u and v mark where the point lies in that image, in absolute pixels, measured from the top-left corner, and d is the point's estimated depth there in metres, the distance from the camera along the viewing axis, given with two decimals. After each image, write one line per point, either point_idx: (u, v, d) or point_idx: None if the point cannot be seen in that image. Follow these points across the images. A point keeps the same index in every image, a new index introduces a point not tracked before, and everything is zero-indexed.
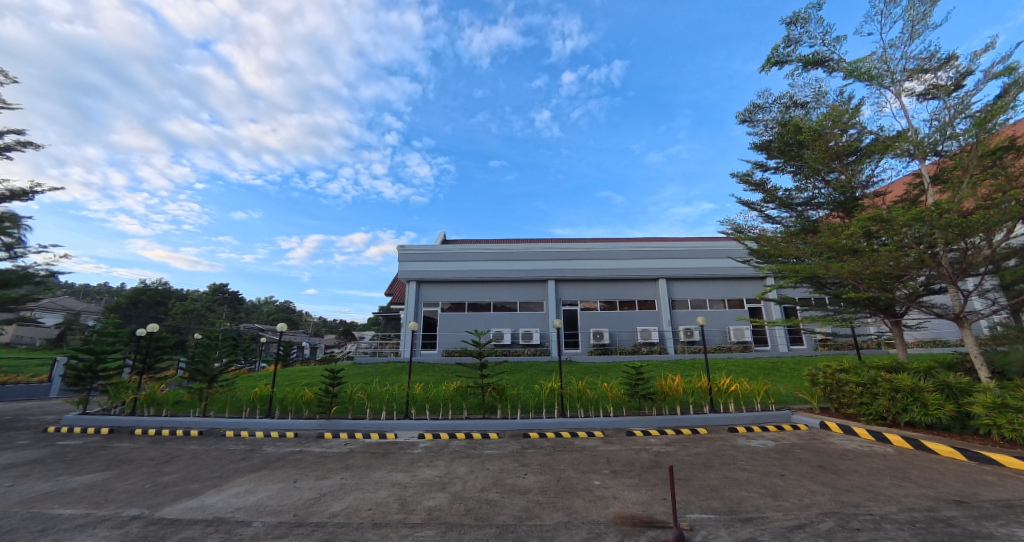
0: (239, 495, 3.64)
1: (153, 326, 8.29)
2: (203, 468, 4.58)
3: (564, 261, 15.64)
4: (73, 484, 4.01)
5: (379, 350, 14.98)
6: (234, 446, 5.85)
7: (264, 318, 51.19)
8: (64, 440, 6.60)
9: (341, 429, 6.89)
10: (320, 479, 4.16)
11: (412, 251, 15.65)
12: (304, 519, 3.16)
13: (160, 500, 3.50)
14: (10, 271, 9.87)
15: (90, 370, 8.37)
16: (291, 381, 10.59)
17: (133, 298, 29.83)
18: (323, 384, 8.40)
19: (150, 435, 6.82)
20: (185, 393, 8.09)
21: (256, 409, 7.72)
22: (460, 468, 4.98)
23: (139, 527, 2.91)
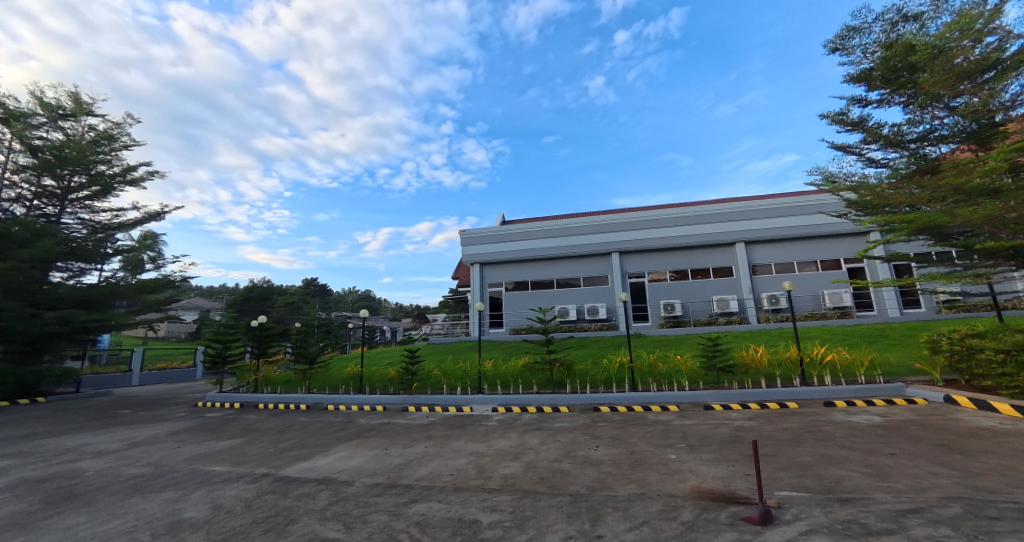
0: (342, 459, 4.19)
1: (264, 318, 9.65)
2: (311, 437, 5.33)
3: (626, 232, 15.00)
4: (219, 447, 4.95)
5: (451, 331, 15.87)
6: (334, 418, 6.70)
7: (349, 306, 57.16)
8: (209, 413, 8.11)
9: (422, 403, 7.51)
10: (407, 447, 4.61)
11: (474, 235, 16.12)
12: (396, 481, 3.55)
13: (281, 462, 4.16)
14: (157, 279, 12.15)
15: (221, 355, 10.00)
16: (376, 361, 11.78)
17: (246, 294, 35.05)
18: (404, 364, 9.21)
19: (269, 409, 8.09)
20: (292, 373, 9.46)
21: (350, 387, 8.75)
22: (532, 439, 5.18)
23: (268, 483, 3.51)
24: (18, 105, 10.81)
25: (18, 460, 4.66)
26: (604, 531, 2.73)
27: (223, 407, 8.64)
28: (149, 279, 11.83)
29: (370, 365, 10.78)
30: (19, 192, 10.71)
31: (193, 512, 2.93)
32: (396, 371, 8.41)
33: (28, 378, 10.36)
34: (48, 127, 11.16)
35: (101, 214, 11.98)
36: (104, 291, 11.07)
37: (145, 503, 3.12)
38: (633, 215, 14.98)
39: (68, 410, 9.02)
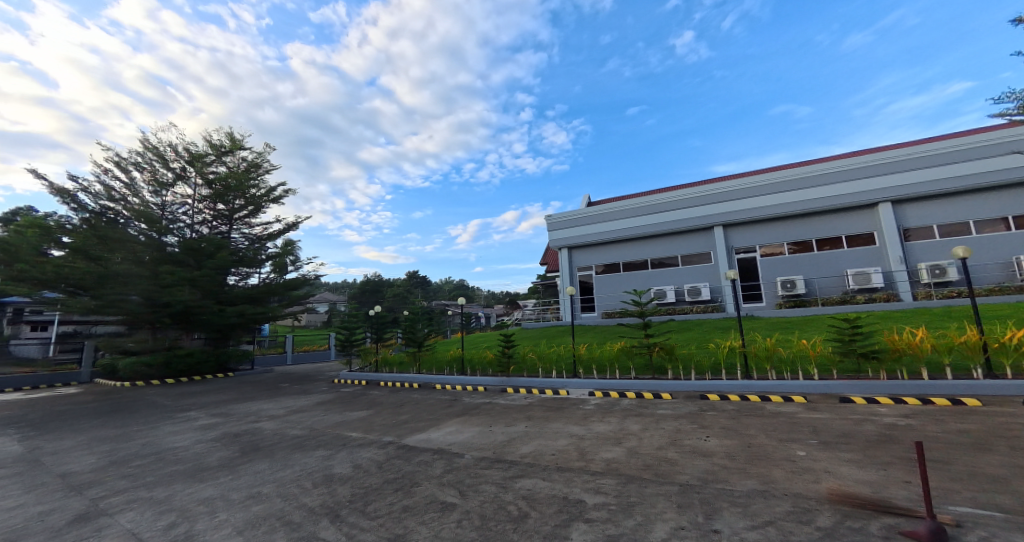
0: (452, 433, 4.57)
1: (379, 308, 10.98)
2: (424, 412, 5.93)
3: (730, 203, 13.31)
4: (354, 417, 5.82)
5: (542, 316, 16.12)
6: (442, 396, 7.36)
7: (446, 296, 62.13)
8: (345, 388, 9.60)
9: (519, 385, 7.79)
10: (509, 426, 4.83)
11: (559, 219, 16.01)
12: (501, 457, 3.74)
13: (403, 432, 4.71)
14: (298, 278, 14.69)
15: (348, 340, 11.72)
16: (475, 345, 12.55)
17: (363, 288, 40.52)
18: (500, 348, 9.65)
19: (390, 386, 9.25)
20: (405, 356, 10.63)
21: (453, 368, 9.51)
22: (633, 425, 4.99)
23: (393, 449, 4.01)
24: (197, 149, 13.86)
25: (223, 418, 6.12)
26: (721, 527, 2.49)
27: (354, 383, 10.13)
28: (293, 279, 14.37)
29: (470, 349, 11.55)
30: (204, 216, 13.80)
31: (340, 468, 3.49)
32: (493, 354, 8.86)
33: (222, 358, 13.52)
34: (217, 162, 14.11)
35: (256, 228, 14.86)
36: (262, 289, 13.78)
37: (306, 458, 3.82)
38: (737, 182, 13.24)
39: (248, 383, 11.52)
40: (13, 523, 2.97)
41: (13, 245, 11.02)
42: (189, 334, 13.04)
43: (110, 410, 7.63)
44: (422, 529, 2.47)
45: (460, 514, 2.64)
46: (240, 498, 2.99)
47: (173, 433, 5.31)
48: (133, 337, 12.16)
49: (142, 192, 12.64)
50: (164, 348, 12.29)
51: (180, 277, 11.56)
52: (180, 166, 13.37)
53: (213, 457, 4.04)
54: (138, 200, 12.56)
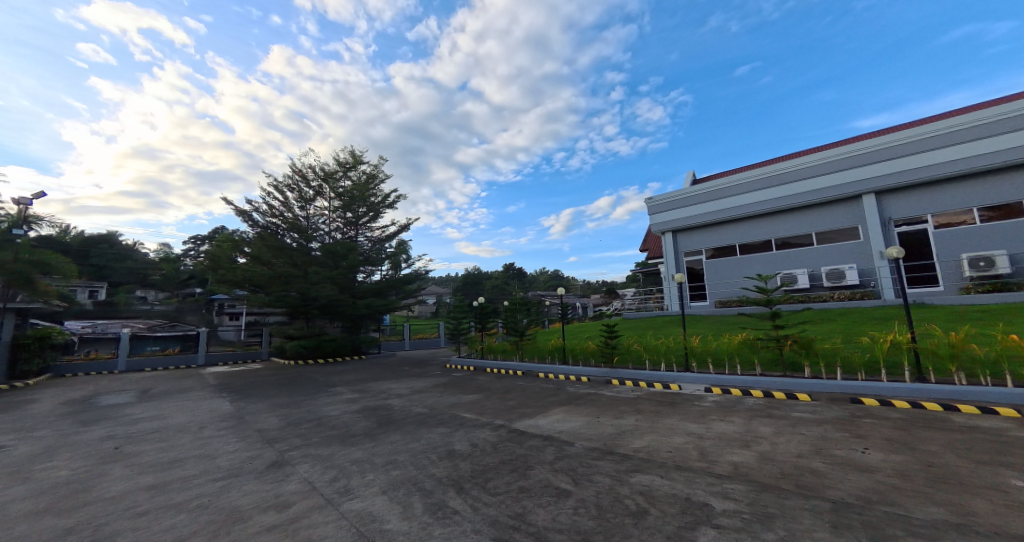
0: (560, 421, 4.60)
1: (483, 299, 11.70)
2: (530, 399, 6.11)
3: (887, 161, 10.64)
4: (466, 400, 6.28)
5: (643, 306, 15.25)
6: (546, 385, 7.50)
7: (541, 286, 63.06)
8: (456, 372, 10.47)
9: (625, 377, 7.50)
10: (618, 418, 4.66)
11: (660, 202, 14.89)
12: (613, 449, 3.62)
13: (512, 416, 4.91)
14: (411, 274, 16.49)
15: (456, 329, 12.73)
16: (576, 335, 12.46)
17: (465, 281, 43.60)
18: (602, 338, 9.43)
19: (496, 373, 9.78)
20: (508, 344, 11.12)
21: (555, 358, 9.64)
22: (764, 427, 4.37)
23: (505, 432, 4.20)
24: (329, 168, 16.38)
25: (363, 394, 7.20)
26: None
27: (464, 369, 10.97)
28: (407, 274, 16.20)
29: (570, 339, 11.53)
30: (337, 224, 16.28)
31: (459, 445, 3.78)
32: (595, 345, 8.70)
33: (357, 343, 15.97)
34: (343, 177, 16.47)
35: (376, 231, 17.05)
36: (384, 284, 15.83)
37: (430, 433, 4.25)
38: (895, 135, 10.52)
39: (377, 365, 13.34)
40: (234, 463, 3.94)
41: (219, 257, 14.74)
42: (332, 323, 15.67)
43: (284, 383, 9.60)
44: (540, 511, 2.53)
45: (576, 502, 2.62)
46: (381, 463, 3.46)
47: (328, 404, 6.42)
48: (294, 325, 15.11)
49: (293, 208, 15.53)
50: (315, 334, 14.97)
51: (323, 275, 13.94)
52: (317, 184, 15.98)
53: (358, 426, 4.77)
54: (291, 215, 15.49)
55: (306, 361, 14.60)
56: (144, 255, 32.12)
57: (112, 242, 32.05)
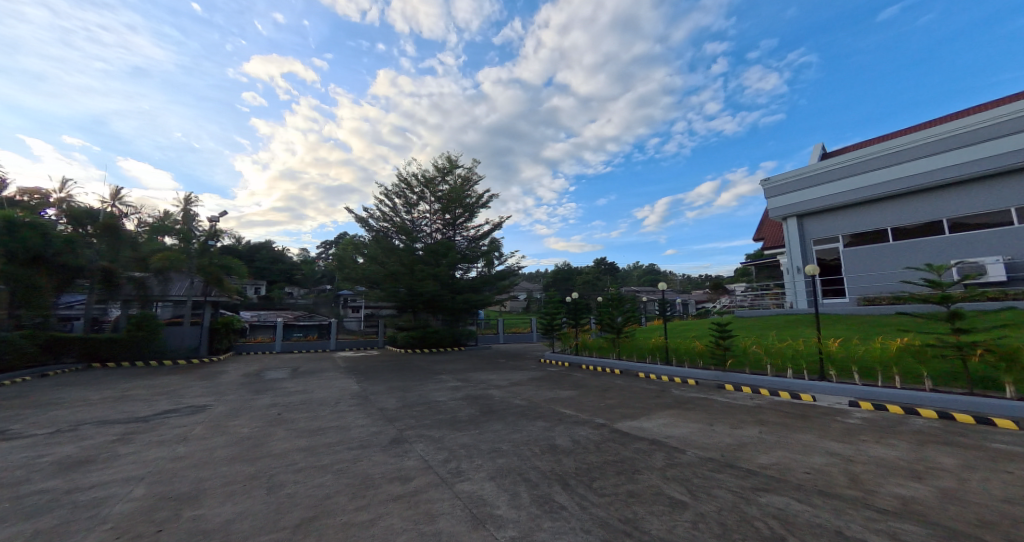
0: (667, 425, 4.29)
1: (577, 294, 11.59)
2: (632, 399, 5.84)
3: (1012, 136, 8.82)
4: (563, 395, 6.28)
5: (757, 303, 13.43)
6: (648, 386, 7.10)
7: (634, 281, 59.77)
8: (552, 367, 10.56)
9: (741, 383, 6.69)
10: (737, 428, 4.15)
11: (779, 182, 12.84)
12: (733, 463, 3.23)
13: (613, 416, 4.74)
14: (504, 270, 17.20)
15: (550, 324, 12.80)
16: (678, 334, 11.54)
17: (556, 276, 43.62)
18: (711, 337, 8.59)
19: (592, 370, 9.60)
20: (604, 341, 10.85)
21: (656, 357, 9.08)
22: (945, 458, 3.44)
23: (607, 432, 4.07)
24: (429, 174, 17.85)
25: (465, 383, 7.71)
26: None
27: (558, 364, 11.05)
28: (501, 271, 16.93)
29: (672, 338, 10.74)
30: (438, 226, 17.70)
31: (561, 441, 3.78)
32: (704, 345, 7.94)
33: (457, 335, 17.22)
34: (442, 182, 17.79)
35: (471, 231, 18.11)
36: (480, 280, 16.84)
37: (531, 426, 4.34)
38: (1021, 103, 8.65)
39: (476, 356, 14.20)
40: (363, 436, 4.54)
41: (344, 258, 17.21)
42: (435, 316, 17.15)
43: (398, 368, 10.82)
44: (653, 520, 2.36)
45: (694, 516, 2.39)
46: (487, 450, 3.64)
47: (436, 389, 7.03)
48: (404, 318, 16.93)
49: (401, 213, 17.35)
50: (421, 326, 16.56)
51: (427, 273, 15.35)
52: (420, 190, 17.55)
53: (463, 412, 5.11)
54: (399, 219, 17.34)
55: (415, 350, 16.25)
56: (292, 260, 39.34)
57: (270, 248, 39.83)
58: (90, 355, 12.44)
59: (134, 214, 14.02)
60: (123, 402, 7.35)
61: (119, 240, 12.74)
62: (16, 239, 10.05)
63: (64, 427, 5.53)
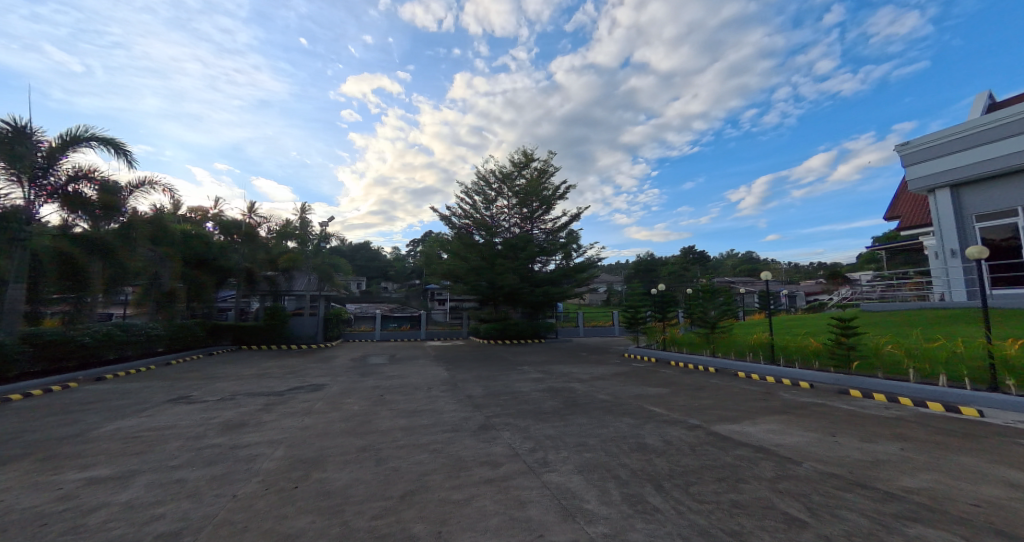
0: (776, 432, 3.82)
1: (663, 286, 10.90)
2: (731, 401, 5.33)
3: None
4: (651, 392, 5.99)
5: (892, 294, 11.19)
6: (751, 387, 6.40)
7: (729, 271, 53.89)
8: (637, 363, 10.12)
9: (872, 389, 5.64)
10: (869, 442, 3.53)
11: (923, 144, 10.29)
12: (865, 482, 2.75)
13: (709, 418, 4.38)
14: (584, 262, 17.11)
15: (633, 318, 12.28)
16: (786, 330, 10.16)
17: (637, 268, 41.38)
18: (831, 335, 7.41)
19: (682, 367, 8.98)
20: (695, 336, 10.07)
21: (759, 356, 8.14)
22: None
23: (703, 434, 3.78)
24: (506, 170, 18.24)
25: (547, 375, 7.79)
26: None
27: (644, 359, 10.56)
28: (581, 263, 16.86)
29: (779, 334, 9.50)
30: (516, 220, 18.03)
31: (651, 440, 3.61)
32: (821, 344, 6.88)
33: (536, 327, 17.50)
34: (518, 176, 18.07)
35: (548, 223, 18.22)
36: (559, 273, 16.88)
37: (618, 422, 4.23)
38: None
39: (557, 349, 14.25)
40: (454, 420, 4.88)
41: (430, 255, 18.50)
42: (515, 309, 17.64)
43: (482, 358, 11.38)
44: (763, 535, 2.13)
45: (816, 537, 2.10)
46: (573, 443, 3.65)
47: (519, 380, 7.23)
48: (485, 310, 17.70)
49: (480, 209, 18.02)
50: (502, 318, 17.18)
51: (507, 267, 15.87)
52: (497, 186, 18.03)
53: (547, 404, 5.18)
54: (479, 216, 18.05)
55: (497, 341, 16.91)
56: (386, 258, 43.66)
57: (368, 248, 44.76)
58: (241, 338, 15.49)
59: (265, 224, 16.45)
60: (264, 378, 8.95)
61: (255, 245, 15.46)
62: (189, 247, 12.93)
63: (226, 396, 6.95)
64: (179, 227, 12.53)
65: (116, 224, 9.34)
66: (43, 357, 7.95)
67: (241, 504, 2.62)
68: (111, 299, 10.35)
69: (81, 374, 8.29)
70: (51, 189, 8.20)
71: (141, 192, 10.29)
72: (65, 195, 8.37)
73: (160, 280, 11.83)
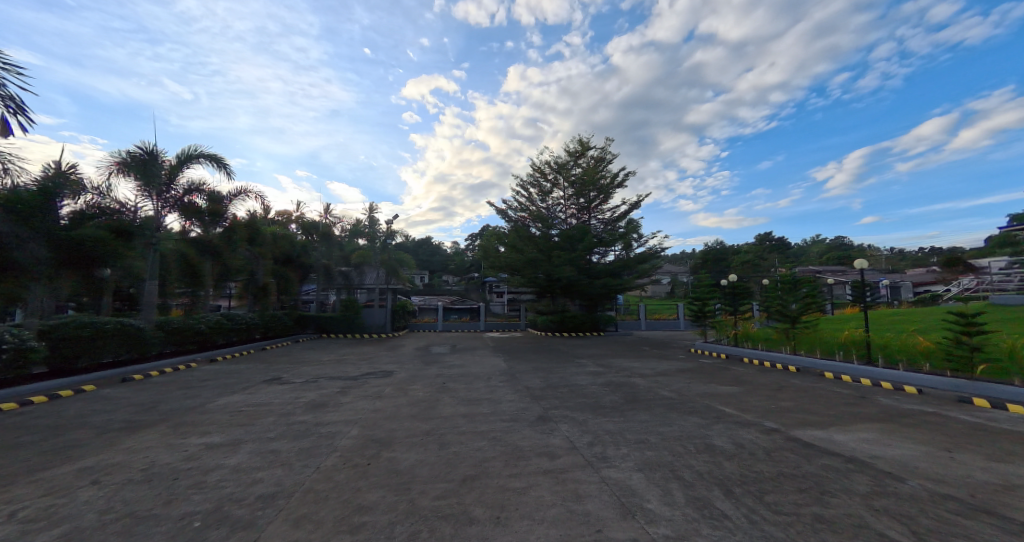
0: (873, 443, 3.35)
1: (734, 276, 10.06)
2: (816, 404, 4.77)
3: None
4: (721, 391, 5.58)
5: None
6: (841, 389, 5.67)
7: (815, 260, 47.84)
8: (704, 359, 9.47)
9: (1004, 398, 4.69)
10: (1001, 462, 2.94)
11: None
12: (993, 508, 2.31)
13: (789, 422, 3.97)
14: (646, 252, 16.44)
15: (701, 311, 11.53)
16: (888, 326, 8.83)
17: (704, 257, 38.47)
18: (948, 332, 6.28)
19: (757, 365, 8.23)
20: (773, 331, 9.16)
21: (853, 355, 7.18)
22: None
23: (782, 439, 3.44)
24: (562, 160, 17.94)
25: (606, 369, 7.61)
26: None
27: (713, 355, 9.91)
28: (643, 253, 16.25)
29: (878, 330, 8.28)
30: (572, 211, 17.78)
31: (720, 442, 3.37)
32: (934, 343, 5.88)
33: (594, 320, 17.16)
34: (574, 166, 17.71)
35: (607, 213, 17.73)
36: (619, 264, 16.42)
37: (683, 421, 4.00)
38: None
39: (616, 342, 13.86)
40: (512, 410, 4.98)
41: (487, 248, 18.91)
42: (573, 301, 17.47)
43: (540, 351, 11.45)
44: None
45: None
46: (633, 439, 3.53)
47: (577, 373, 7.17)
48: (542, 302, 17.75)
49: (536, 201, 17.97)
50: (559, 310, 17.12)
51: (564, 259, 15.75)
52: (553, 176, 17.83)
53: (606, 398, 5.07)
54: (534, 208, 18.03)
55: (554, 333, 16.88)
56: (446, 252, 45.53)
57: (429, 243, 47.11)
58: (321, 328, 17.21)
59: (339, 223, 18.16)
60: (342, 364, 9.89)
61: (332, 243, 17.00)
62: (279, 246, 14.59)
63: (310, 378, 7.80)
64: (270, 229, 14.13)
65: (221, 229, 10.82)
66: (172, 340, 9.57)
67: (324, 475, 2.94)
68: (219, 293, 12.09)
69: (200, 356, 9.85)
70: (172, 201, 9.48)
71: (238, 200, 11.80)
72: (184, 207, 9.71)
73: (256, 277, 13.44)
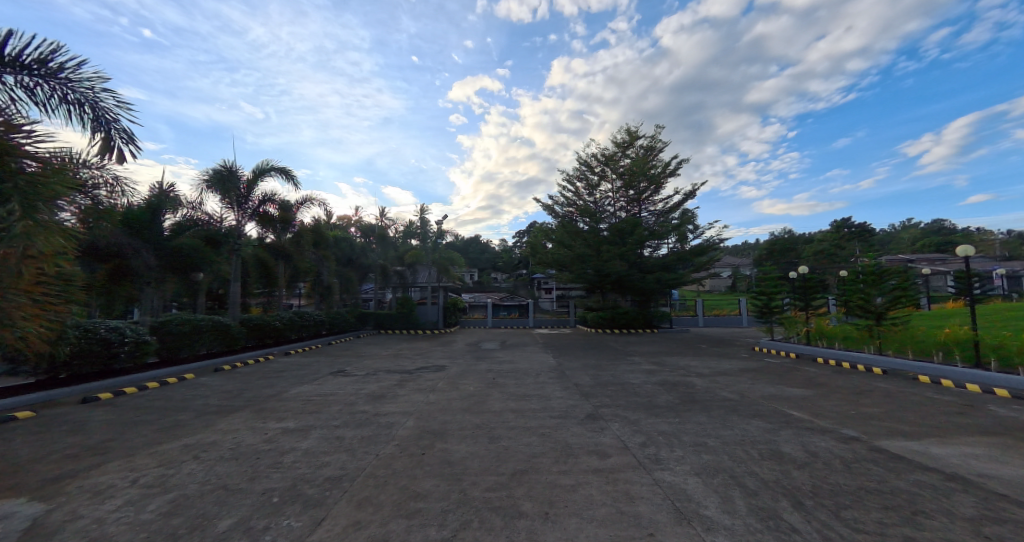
0: (984, 459, 2.87)
1: (804, 268, 9.16)
2: (909, 411, 4.19)
3: None
4: (790, 393, 5.11)
5: None
6: (942, 395, 4.93)
7: (908, 247, 41.81)
8: (771, 358, 8.73)
9: None
10: None
11: None
12: None
13: (874, 430, 3.54)
14: (704, 243, 15.47)
15: (767, 306, 10.66)
16: (1004, 323, 7.52)
17: (771, 247, 35.28)
18: None
19: (834, 366, 7.43)
20: (854, 329, 8.20)
21: (957, 357, 6.20)
22: None
23: (865, 450, 3.07)
24: (609, 151, 17.40)
25: (661, 367, 7.30)
26: None
27: (780, 354, 9.09)
28: (700, 245, 15.33)
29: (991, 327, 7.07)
30: (621, 203, 17.21)
31: (789, 449, 3.08)
32: None
33: (647, 316, 16.52)
34: (623, 156, 17.11)
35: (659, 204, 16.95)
36: (673, 257, 15.67)
37: (746, 424, 3.72)
38: None
39: (671, 339, 13.24)
40: (561, 407, 4.96)
41: (534, 245, 18.91)
42: (623, 297, 16.97)
43: (590, 347, 11.27)
44: None
45: None
46: (689, 442, 3.36)
47: (629, 371, 6.95)
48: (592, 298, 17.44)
49: (583, 195, 17.60)
50: (610, 306, 16.72)
51: (614, 253, 15.31)
52: (600, 169, 17.34)
53: (660, 398, 4.86)
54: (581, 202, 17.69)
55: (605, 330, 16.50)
56: (494, 250, 46.21)
57: (478, 241, 48.23)
58: (380, 324, 18.30)
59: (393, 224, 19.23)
60: (398, 358, 10.47)
61: (387, 245, 18.03)
62: (341, 249, 15.78)
63: (371, 371, 8.36)
64: (333, 233, 15.32)
65: (292, 234, 11.97)
66: (255, 335, 10.77)
67: (382, 462, 3.14)
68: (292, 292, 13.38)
69: (277, 349, 11.00)
70: (251, 211, 10.53)
71: (304, 208, 12.90)
72: (263, 215, 10.71)
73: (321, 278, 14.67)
